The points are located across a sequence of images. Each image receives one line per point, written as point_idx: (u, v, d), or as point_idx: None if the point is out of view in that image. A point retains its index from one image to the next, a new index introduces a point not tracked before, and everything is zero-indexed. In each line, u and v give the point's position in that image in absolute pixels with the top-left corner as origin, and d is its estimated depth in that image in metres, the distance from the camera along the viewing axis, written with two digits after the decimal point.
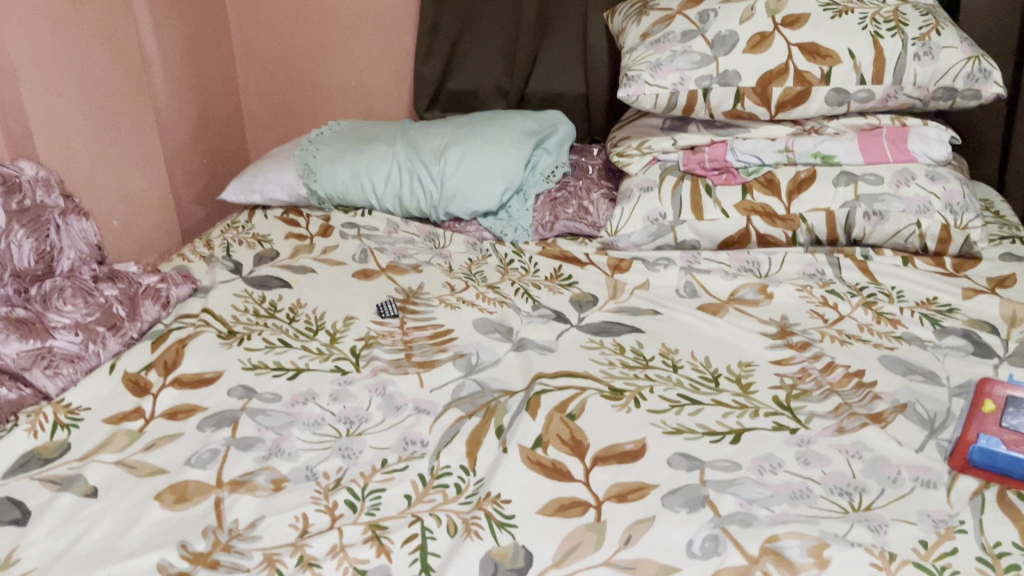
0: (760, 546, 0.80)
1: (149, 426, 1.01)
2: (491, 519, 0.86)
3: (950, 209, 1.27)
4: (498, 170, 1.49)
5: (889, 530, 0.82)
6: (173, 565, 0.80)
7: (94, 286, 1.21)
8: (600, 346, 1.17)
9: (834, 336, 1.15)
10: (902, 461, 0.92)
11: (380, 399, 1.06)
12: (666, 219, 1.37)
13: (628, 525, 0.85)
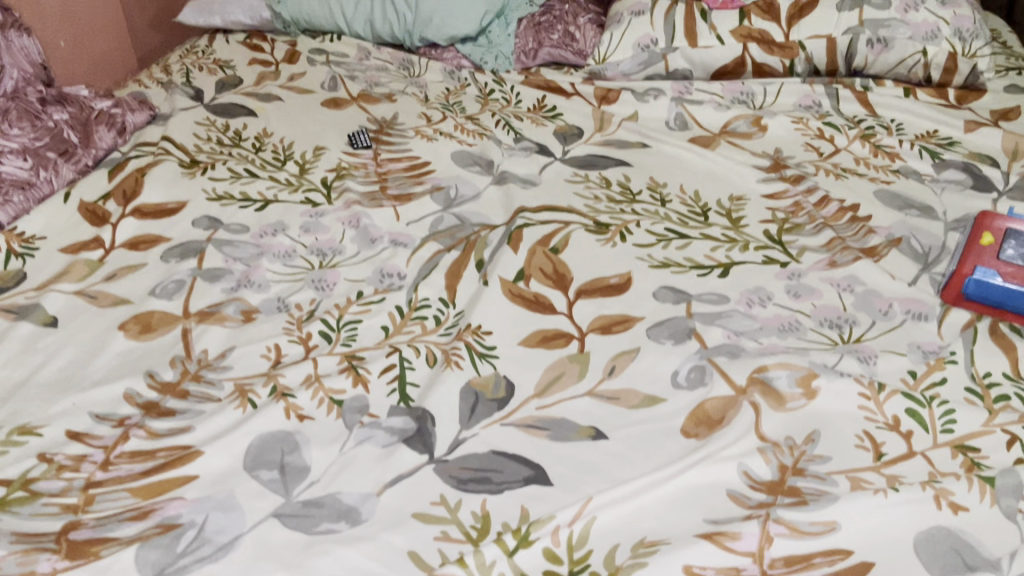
0: (748, 376, 0.78)
1: (109, 257, 0.95)
2: (472, 351, 0.83)
3: (959, 35, 1.21)
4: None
5: (879, 361, 0.80)
6: (139, 395, 0.77)
7: (43, 110, 1.13)
8: (586, 180, 1.11)
9: (829, 170, 1.10)
10: (894, 295, 0.90)
11: (353, 232, 1.00)
12: (658, 47, 1.29)
13: (612, 357, 0.82)
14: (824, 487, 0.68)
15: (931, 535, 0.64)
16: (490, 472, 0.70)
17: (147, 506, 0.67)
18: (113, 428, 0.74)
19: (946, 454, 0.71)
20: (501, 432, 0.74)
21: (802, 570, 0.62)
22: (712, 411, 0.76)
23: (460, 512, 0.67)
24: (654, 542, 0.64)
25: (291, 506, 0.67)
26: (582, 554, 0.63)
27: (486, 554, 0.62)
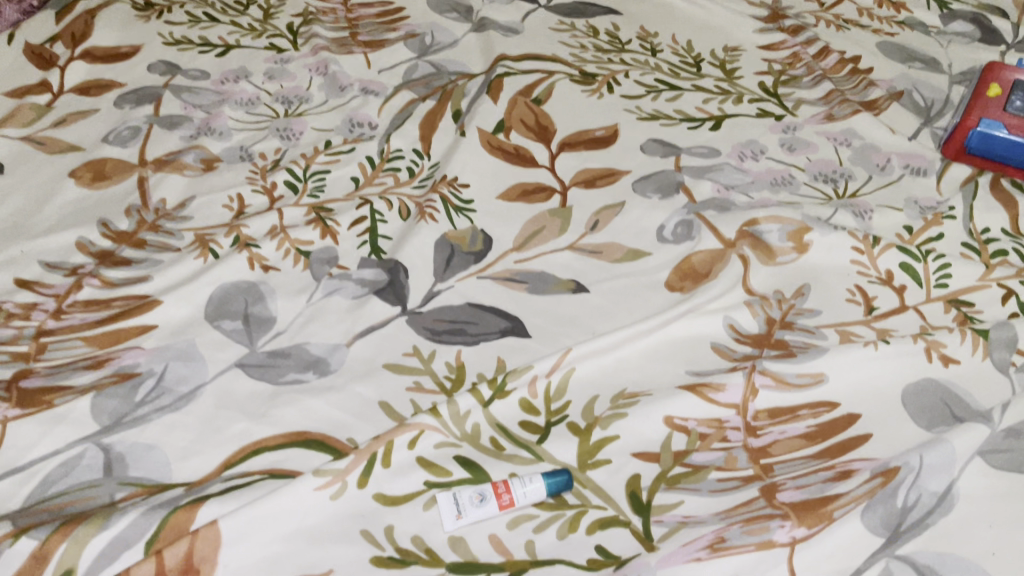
0: (738, 229, 0.74)
1: (57, 103, 0.89)
2: (448, 204, 0.77)
3: None
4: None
5: (875, 216, 0.76)
6: (93, 244, 0.73)
7: None
8: (571, 29, 1.04)
9: (830, 21, 1.03)
10: (893, 149, 0.85)
11: (321, 80, 0.94)
12: None
13: (596, 211, 0.78)
14: (812, 341, 0.66)
15: (920, 387, 0.62)
16: (465, 324, 0.67)
17: (103, 355, 0.63)
18: (65, 277, 0.69)
19: (939, 309, 0.68)
20: (478, 285, 0.71)
21: (787, 422, 0.60)
22: (699, 264, 0.72)
23: (433, 364, 0.64)
24: (634, 394, 0.62)
25: (255, 357, 0.64)
26: (561, 406, 0.62)
27: (461, 404, 0.60)
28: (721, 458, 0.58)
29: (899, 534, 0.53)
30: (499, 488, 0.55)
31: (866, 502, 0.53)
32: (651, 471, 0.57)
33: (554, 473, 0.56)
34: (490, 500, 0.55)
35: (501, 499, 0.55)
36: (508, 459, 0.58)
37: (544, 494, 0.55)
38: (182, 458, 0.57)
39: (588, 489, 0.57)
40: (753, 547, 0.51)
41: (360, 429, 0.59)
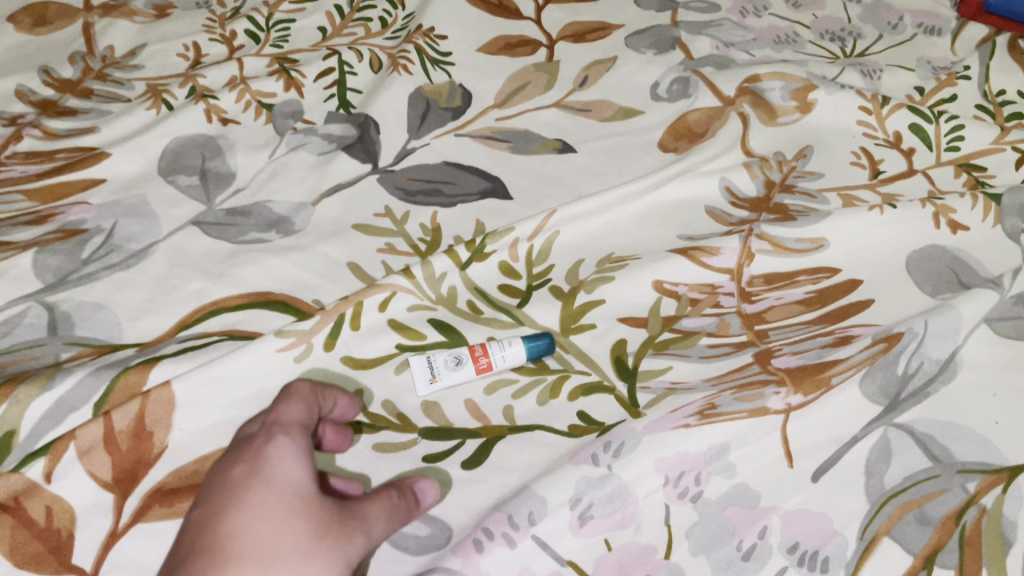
0: (738, 86, 0.69)
1: None
2: (423, 56, 0.71)
3: None
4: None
5: (884, 76, 0.71)
6: (34, 93, 0.66)
7: None
8: None
9: None
10: (906, 8, 0.79)
11: None
12: None
13: (586, 67, 0.72)
14: (813, 205, 0.61)
15: (925, 254, 0.58)
16: (442, 183, 0.62)
17: (46, 210, 0.58)
18: (4, 127, 0.63)
19: (948, 173, 0.64)
20: (455, 142, 0.65)
21: (784, 289, 0.56)
22: (695, 124, 0.67)
23: (407, 224, 0.59)
24: (623, 258, 0.58)
25: (213, 214, 0.59)
26: (543, 269, 0.58)
27: (436, 266, 0.56)
28: (713, 324, 0.55)
29: (898, 401, 0.50)
30: (476, 351, 0.51)
31: (865, 369, 0.50)
32: (637, 338, 0.54)
33: (534, 337, 0.52)
34: (466, 363, 0.51)
35: (477, 363, 0.51)
36: (485, 323, 0.55)
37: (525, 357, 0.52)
38: (134, 318, 0.52)
39: (571, 355, 0.53)
40: (745, 414, 0.48)
41: (327, 290, 0.55)
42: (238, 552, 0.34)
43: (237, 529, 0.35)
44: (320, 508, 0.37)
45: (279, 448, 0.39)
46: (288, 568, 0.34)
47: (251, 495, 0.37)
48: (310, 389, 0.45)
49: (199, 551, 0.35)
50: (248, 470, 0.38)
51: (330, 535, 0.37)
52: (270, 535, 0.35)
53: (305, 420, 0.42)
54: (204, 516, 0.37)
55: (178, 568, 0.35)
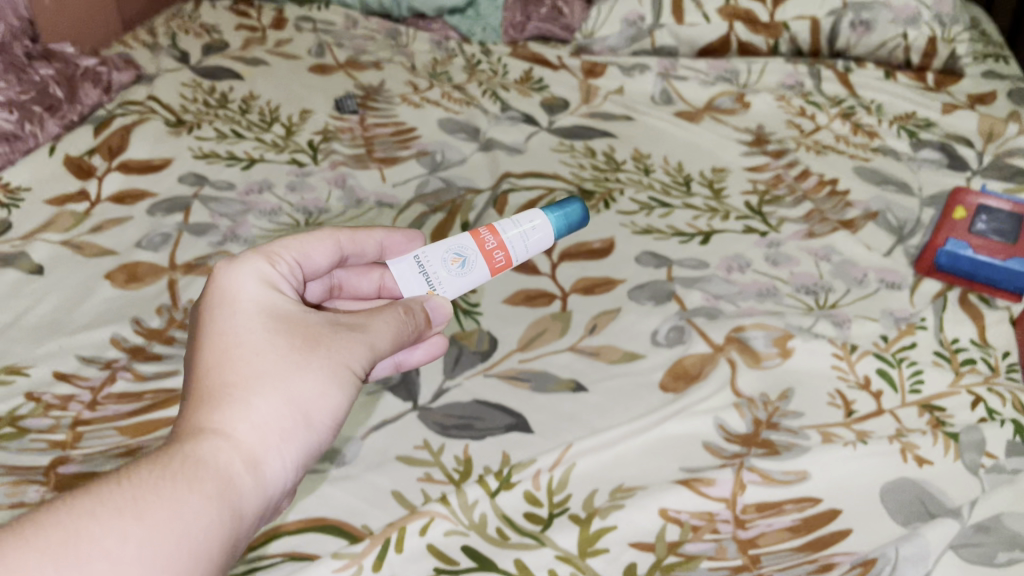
0: (726, 335, 0.81)
1: (95, 209, 0.96)
2: (456, 307, 0.84)
3: (939, 21, 1.22)
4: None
5: (853, 325, 0.82)
6: (126, 340, 0.77)
7: (28, 63, 1.08)
8: (571, 149, 1.11)
9: (810, 146, 1.11)
10: (869, 264, 0.92)
11: (340, 192, 1.01)
12: (646, 23, 1.30)
13: (594, 315, 0.84)
14: (795, 439, 0.70)
15: (898, 485, 0.66)
16: (472, 418, 0.73)
17: (134, 444, 0.67)
18: (100, 370, 0.74)
19: (913, 413, 0.73)
20: (483, 382, 0.76)
21: (773, 516, 0.64)
22: (690, 366, 0.78)
23: (443, 456, 0.69)
24: (630, 488, 0.67)
25: None
26: (562, 498, 0.66)
27: (469, 494, 0.65)
28: (712, 548, 0.62)
29: None
30: (490, 248, 0.60)
31: None
32: (646, 560, 0.61)
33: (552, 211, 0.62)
34: (480, 268, 0.60)
35: (492, 267, 0.60)
36: (513, 546, 0.62)
37: (532, 253, 0.62)
38: None
39: None
40: None
41: (377, 517, 0.64)
42: (243, 377, 0.45)
43: (233, 360, 0.45)
44: (294, 334, 0.47)
45: (257, 271, 0.49)
46: (280, 384, 0.45)
47: (230, 331, 0.47)
48: (340, 240, 0.58)
49: (201, 391, 0.44)
50: (221, 312, 0.47)
51: (303, 357, 0.46)
52: (267, 355, 0.46)
53: (306, 248, 0.55)
54: (200, 359, 0.46)
55: (191, 402, 0.45)
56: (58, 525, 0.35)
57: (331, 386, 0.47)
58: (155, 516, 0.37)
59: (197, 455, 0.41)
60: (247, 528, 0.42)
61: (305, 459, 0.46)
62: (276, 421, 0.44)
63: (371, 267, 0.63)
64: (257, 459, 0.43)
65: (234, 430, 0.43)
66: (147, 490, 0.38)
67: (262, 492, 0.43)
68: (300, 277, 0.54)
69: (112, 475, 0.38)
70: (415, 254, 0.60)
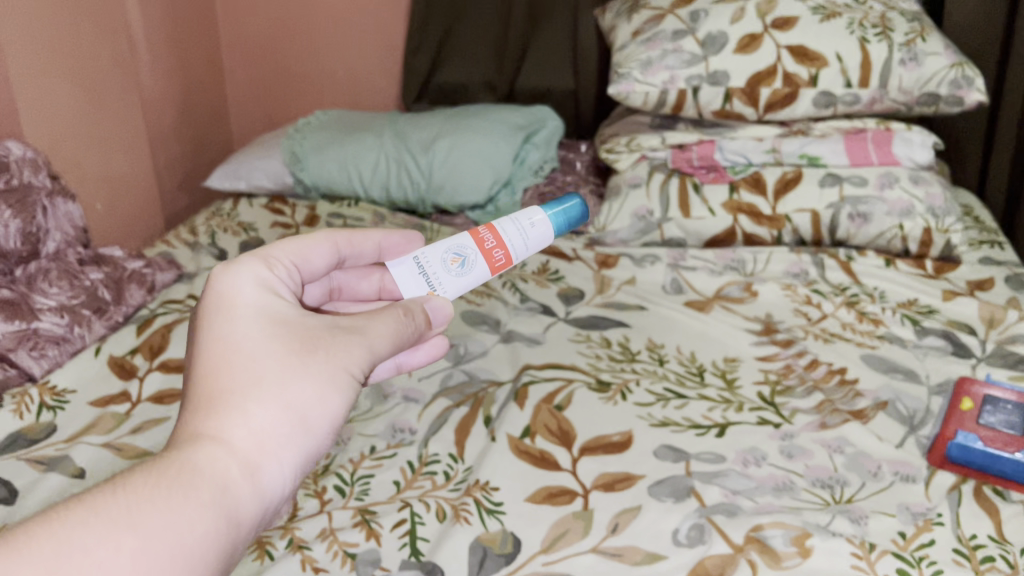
0: (744, 534, 0.82)
1: (135, 410, 1.00)
2: (480, 506, 0.87)
3: (932, 212, 1.30)
4: (491, 136, 1.54)
5: (870, 521, 0.84)
6: None
7: (80, 269, 1.17)
8: (587, 339, 1.15)
9: (818, 334, 1.15)
10: (882, 456, 0.94)
11: (368, 388, 1.06)
12: (654, 217, 1.39)
13: (615, 513, 0.86)
14: None
15: None
16: None
17: None
18: None
19: None
20: None
21: None
22: (712, 568, 0.79)
23: None
24: None
25: None
26: None
27: None
28: None
29: None
30: (489, 246, 0.69)
31: None
32: None
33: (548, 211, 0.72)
34: (478, 267, 0.68)
35: (491, 265, 0.69)
36: None
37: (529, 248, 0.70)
38: None
39: None
40: None
41: None
42: (242, 384, 0.48)
43: (230, 369, 0.48)
44: (289, 340, 0.51)
45: (253, 278, 0.53)
46: (275, 390, 0.48)
47: (226, 338, 0.50)
48: (339, 240, 0.64)
49: (200, 397, 0.48)
50: (218, 317, 0.51)
51: (296, 364, 0.50)
52: (264, 362, 0.49)
53: (302, 253, 0.59)
54: (199, 364, 0.49)
55: (190, 406, 0.48)
56: (52, 531, 0.37)
57: (328, 391, 0.50)
58: (147, 528, 0.39)
59: (193, 462, 0.43)
60: (246, 531, 0.44)
61: (305, 465, 0.49)
62: (275, 426, 0.47)
63: (371, 270, 0.69)
64: (255, 462, 0.46)
65: (231, 435, 0.46)
66: (142, 497, 0.40)
67: (264, 498, 0.45)
68: (297, 280, 0.58)
69: (110, 483, 0.41)
70: (415, 257, 0.68)
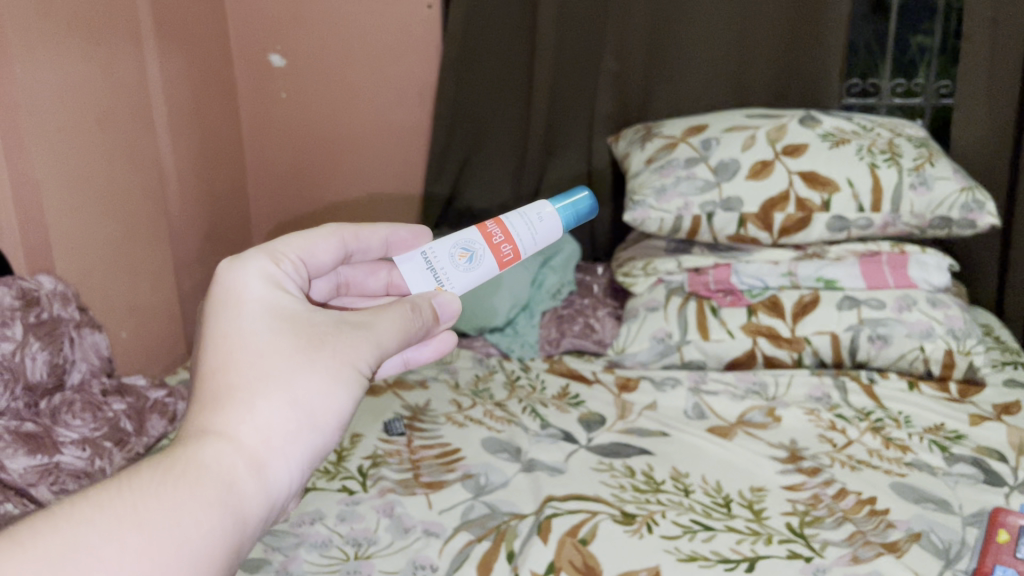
0: None
1: None
2: None
3: (952, 334, 1.31)
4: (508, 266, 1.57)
5: None
6: None
7: (103, 399, 1.17)
8: (610, 468, 1.12)
9: (844, 461, 1.12)
10: None
11: (388, 521, 1.02)
12: (672, 339, 1.39)
13: None
14: None
15: None
16: None
17: None
18: None
19: None
20: None
21: None
22: None
23: None
24: None
25: None
26: None
27: None
28: None
29: None
30: (498, 241, 0.73)
31: None
32: None
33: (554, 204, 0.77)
34: (485, 261, 0.72)
35: (497, 259, 0.73)
36: None
37: (534, 242, 0.75)
38: None
39: None
40: None
41: None
42: (249, 380, 0.51)
43: (237, 364, 0.52)
44: (295, 334, 0.54)
45: (260, 273, 0.56)
46: (282, 385, 0.51)
47: (234, 332, 0.53)
48: (346, 234, 0.69)
49: (208, 391, 0.51)
50: (226, 310, 0.54)
51: (302, 359, 0.53)
52: (271, 357, 0.52)
53: (308, 248, 0.63)
54: (208, 359, 0.52)
55: (199, 400, 0.51)
56: (58, 529, 0.40)
57: (333, 387, 0.53)
58: (152, 523, 0.42)
59: (199, 458, 0.46)
60: (251, 524, 0.47)
61: (312, 461, 0.52)
62: (279, 423, 0.50)
63: (379, 267, 0.76)
64: (261, 458, 0.49)
65: (237, 432, 0.49)
66: (147, 493, 0.43)
67: (268, 492, 0.49)
68: (302, 274, 0.61)
69: (120, 478, 0.44)
70: (423, 253, 0.73)
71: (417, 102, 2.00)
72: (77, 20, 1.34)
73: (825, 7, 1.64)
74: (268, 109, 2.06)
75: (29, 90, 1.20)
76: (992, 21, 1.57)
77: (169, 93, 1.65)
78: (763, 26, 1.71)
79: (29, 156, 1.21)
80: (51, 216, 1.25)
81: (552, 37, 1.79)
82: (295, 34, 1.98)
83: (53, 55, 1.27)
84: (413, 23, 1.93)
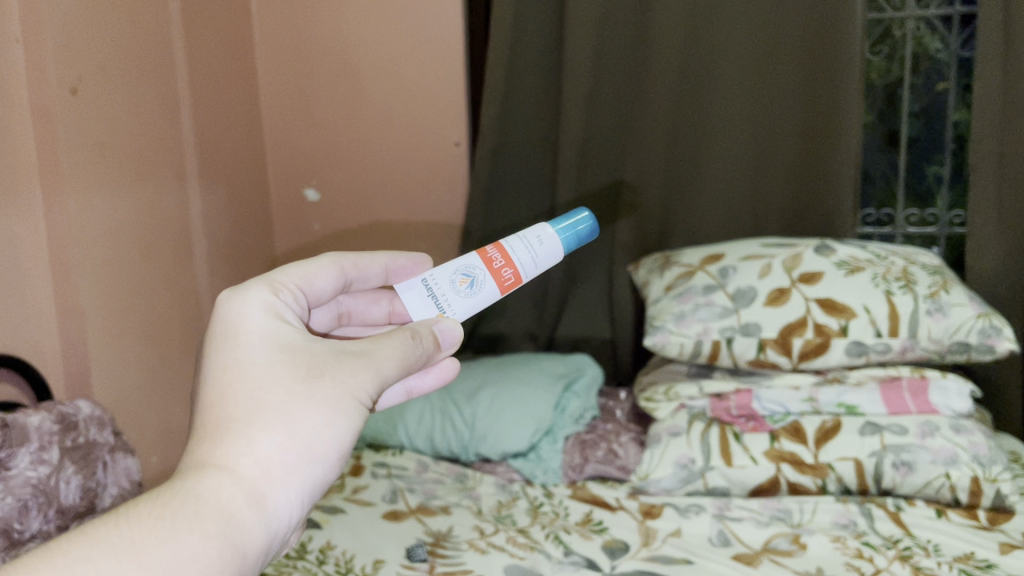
0: None
1: None
2: None
3: (978, 461, 1.30)
4: (530, 388, 1.62)
5: None
6: None
7: None
8: None
9: None
10: None
11: None
12: (695, 465, 1.39)
13: None
14: None
15: None
16: None
17: None
18: None
19: None
20: None
21: None
22: None
23: None
24: None
25: None
26: None
27: None
28: None
29: None
30: (498, 264, 0.78)
31: None
32: None
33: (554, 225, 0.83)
34: (486, 286, 0.77)
35: (499, 282, 0.78)
36: None
37: (536, 264, 0.80)
38: None
39: None
40: None
41: None
42: (248, 413, 0.56)
43: (237, 397, 0.57)
44: (293, 363, 0.60)
45: (261, 306, 0.63)
46: (281, 418, 0.57)
47: (236, 361, 0.59)
48: (342, 263, 0.75)
49: (210, 422, 0.56)
50: (227, 334, 0.61)
51: (302, 389, 0.58)
52: (270, 388, 0.58)
53: (308, 278, 0.70)
54: (211, 393, 0.58)
55: (201, 431, 0.56)
56: (58, 568, 0.45)
57: (332, 418, 0.58)
58: (149, 559, 0.47)
59: (198, 492, 0.52)
60: (251, 554, 0.53)
61: (312, 489, 0.58)
62: (277, 455, 0.56)
63: (382, 297, 0.83)
64: (262, 490, 0.54)
65: (237, 464, 0.54)
66: (144, 528, 0.49)
67: (267, 521, 0.54)
68: (301, 302, 0.68)
69: (124, 512, 0.50)
70: (425, 281, 0.77)
71: (444, 232, 2.07)
72: (130, 161, 1.44)
73: (834, 146, 1.70)
74: (301, 239, 2.15)
75: (82, 224, 1.29)
76: (997, 154, 1.63)
77: (209, 226, 1.74)
78: (775, 163, 1.78)
79: (78, 286, 1.27)
80: (93, 343, 1.31)
81: (573, 172, 1.87)
82: (330, 169, 2.10)
83: (106, 192, 1.36)
84: (441, 157, 2.04)
